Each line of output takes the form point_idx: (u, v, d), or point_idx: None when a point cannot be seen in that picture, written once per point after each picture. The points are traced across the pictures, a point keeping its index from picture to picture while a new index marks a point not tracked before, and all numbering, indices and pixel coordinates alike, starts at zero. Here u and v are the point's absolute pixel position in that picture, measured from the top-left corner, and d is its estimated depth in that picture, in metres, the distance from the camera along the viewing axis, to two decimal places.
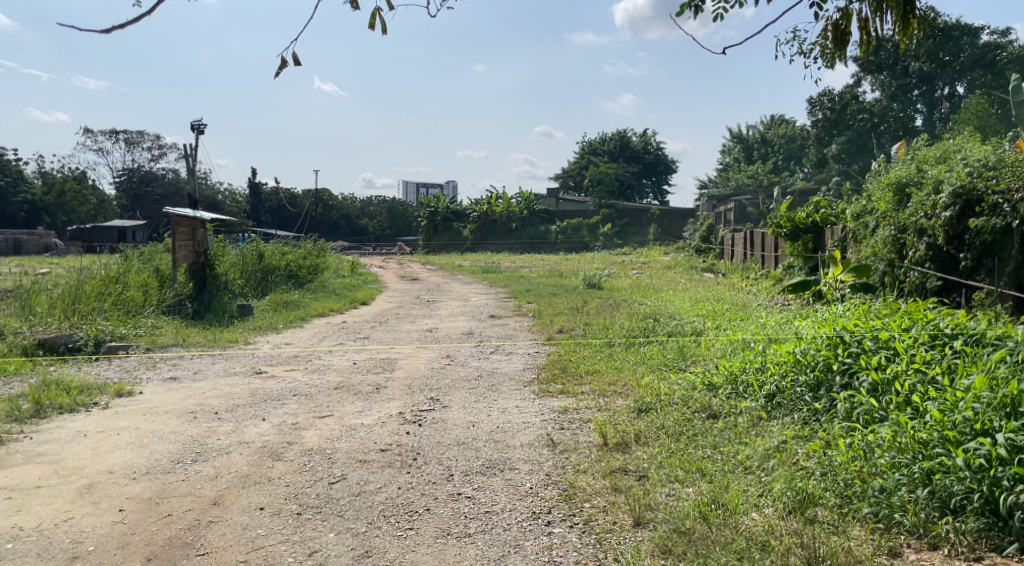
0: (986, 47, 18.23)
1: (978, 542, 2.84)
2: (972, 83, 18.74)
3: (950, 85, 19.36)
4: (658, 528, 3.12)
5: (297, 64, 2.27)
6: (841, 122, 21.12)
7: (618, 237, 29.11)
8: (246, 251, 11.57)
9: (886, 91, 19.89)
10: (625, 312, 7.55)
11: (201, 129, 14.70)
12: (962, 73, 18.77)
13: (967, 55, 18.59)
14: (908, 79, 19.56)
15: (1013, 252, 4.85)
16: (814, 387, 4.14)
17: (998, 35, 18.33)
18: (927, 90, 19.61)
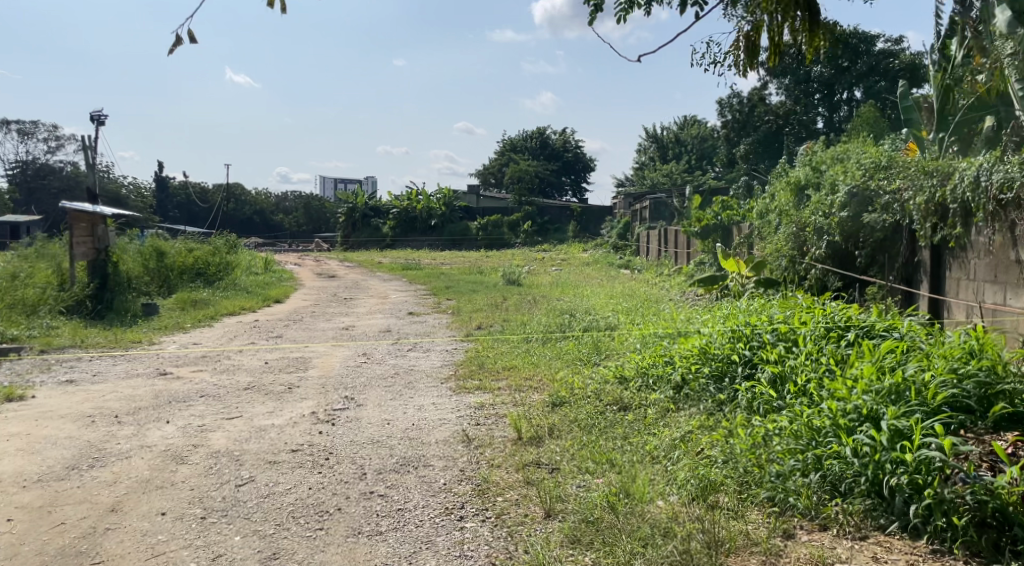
0: (880, 55, 19.23)
1: (863, 521, 3.04)
2: (868, 90, 19.50)
3: (849, 89, 20.02)
4: (567, 518, 3.19)
5: (194, 40, 2.37)
6: (750, 123, 21.91)
7: (540, 234, 29.42)
8: (145, 249, 11.13)
9: (791, 93, 20.74)
10: (544, 307, 7.66)
11: (101, 118, 14.03)
12: (860, 79, 19.47)
13: (864, 63, 19.16)
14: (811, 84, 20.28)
15: (902, 248, 5.34)
16: (718, 378, 4.31)
17: (892, 43, 19.44)
18: (827, 95, 20.42)
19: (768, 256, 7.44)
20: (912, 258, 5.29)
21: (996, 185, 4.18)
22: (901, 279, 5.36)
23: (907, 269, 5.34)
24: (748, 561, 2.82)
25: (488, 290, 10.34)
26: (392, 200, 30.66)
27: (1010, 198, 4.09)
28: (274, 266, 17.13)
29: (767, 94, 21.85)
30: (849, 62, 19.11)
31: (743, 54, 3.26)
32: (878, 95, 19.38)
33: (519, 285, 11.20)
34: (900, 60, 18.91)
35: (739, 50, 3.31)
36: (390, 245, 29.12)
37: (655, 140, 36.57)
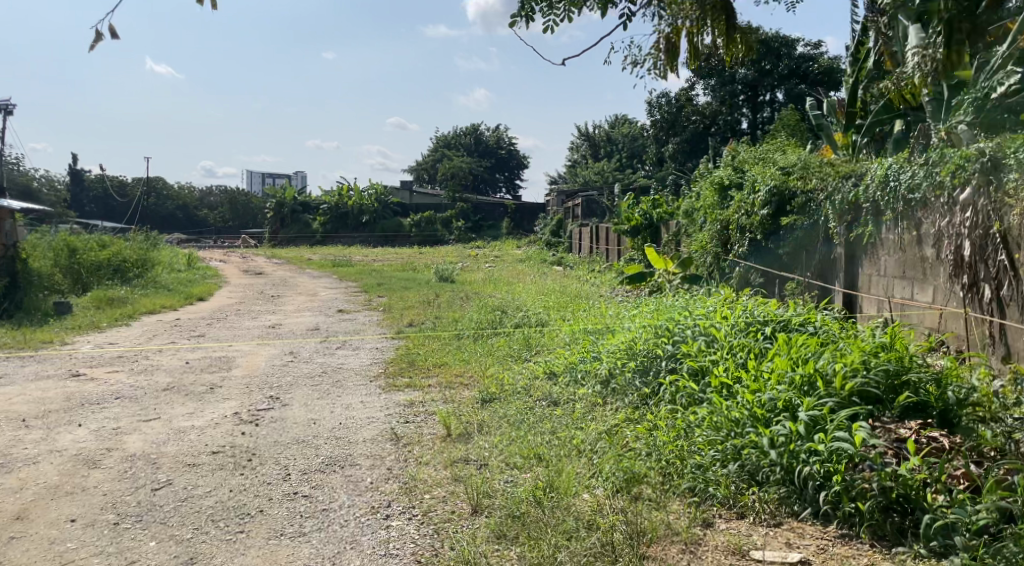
0: (801, 59, 19.74)
1: (779, 509, 3.16)
2: (789, 92, 20.05)
3: (771, 92, 20.58)
4: (494, 514, 3.21)
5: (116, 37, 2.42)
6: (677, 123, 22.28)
7: (474, 231, 29.36)
8: (56, 246, 10.65)
9: (716, 94, 21.07)
10: (476, 303, 7.68)
11: (7, 106, 13.29)
12: (781, 82, 20.00)
13: (785, 65, 19.75)
14: (735, 86, 20.56)
15: (819, 246, 5.81)
16: (643, 372, 4.41)
17: (811, 48, 20.01)
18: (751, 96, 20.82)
19: (695, 253, 7.64)
20: (827, 255, 5.78)
21: (905, 185, 4.74)
22: (817, 275, 5.87)
23: (823, 265, 5.84)
24: (668, 550, 2.89)
25: (420, 288, 10.26)
26: (323, 195, 30.00)
27: (917, 197, 4.65)
28: (197, 264, 16.58)
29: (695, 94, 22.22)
30: (771, 65, 19.58)
31: (664, 55, 3.34)
32: (799, 97, 19.96)
33: (452, 281, 11.18)
34: (818, 63, 19.53)
35: (661, 52, 3.39)
36: (321, 242, 28.52)
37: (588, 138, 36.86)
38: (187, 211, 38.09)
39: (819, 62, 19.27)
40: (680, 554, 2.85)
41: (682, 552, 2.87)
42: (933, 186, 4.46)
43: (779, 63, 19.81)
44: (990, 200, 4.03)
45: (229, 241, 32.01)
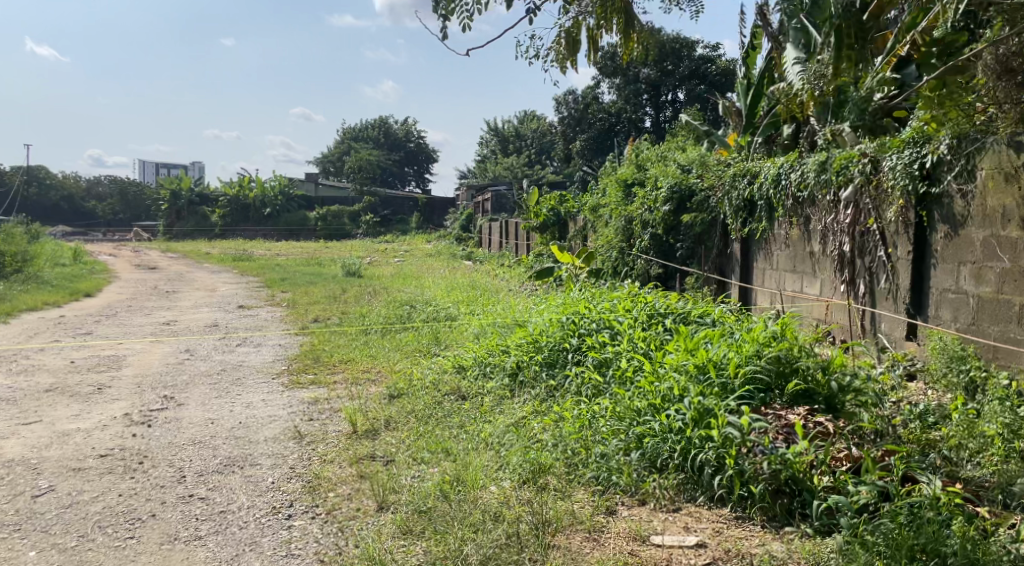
0: (700, 60, 20.32)
1: (678, 493, 3.29)
2: (690, 92, 20.63)
3: (671, 90, 20.89)
4: (400, 510, 3.18)
5: None
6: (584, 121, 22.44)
7: (383, 225, 28.85)
8: None
9: (620, 94, 21.47)
10: (383, 298, 7.58)
11: None
12: (682, 83, 20.50)
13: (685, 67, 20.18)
14: (638, 85, 21.00)
15: (717, 241, 6.21)
16: (550, 366, 4.50)
17: (710, 50, 20.74)
18: (653, 95, 21.13)
19: (600, 248, 7.82)
20: (724, 250, 6.21)
21: (794, 183, 5.09)
22: (714, 268, 6.29)
23: (719, 259, 6.26)
24: (572, 539, 2.95)
25: (326, 283, 9.98)
26: (223, 187, 28.65)
27: (805, 196, 5.01)
28: (84, 257, 15.59)
29: (602, 92, 22.68)
30: (673, 65, 20.08)
31: (564, 48, 3.41)
32: (699, 97, 20.61)
33: (360, 276, 10.98)
34: (716, 65, 20.27)
35: (560, 45, 3.44)
36: (221, 236, 27.28)
37: (496, 133, 36.80)
38: (72, 202, 35.58)
39: (717, 64, 19.94)
40: (584, 542, 2.91)
41: (586, 540, 2.93)
42: (819, 185, 4.82)
43: (679, 64, 20.41)
44: (871, 198, 4.45)
45: (120, 234, 30.22)
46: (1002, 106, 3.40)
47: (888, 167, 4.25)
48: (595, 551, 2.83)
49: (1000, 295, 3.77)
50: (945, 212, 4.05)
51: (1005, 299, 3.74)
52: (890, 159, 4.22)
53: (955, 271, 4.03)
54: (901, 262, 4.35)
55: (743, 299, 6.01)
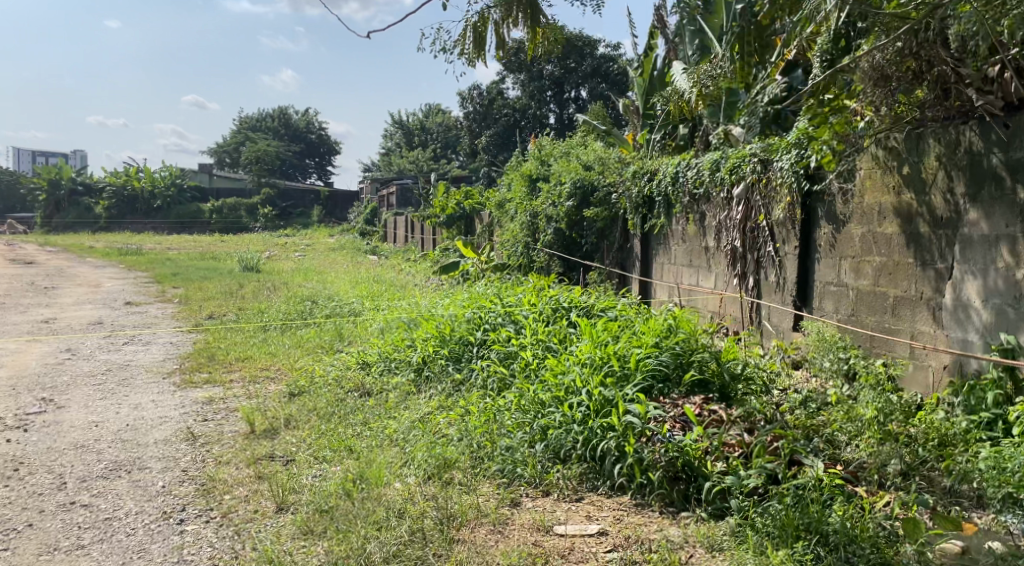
0: (601, 59, 20.79)
1: (581, 484, 3.37)
2: (592, 90, 21.00)
3: (575, 88, 21.23)
4: (300, 510, 3.09)
5: None
6: (489, 116, 22.45)
7: (282, 218, 27.86)
8: None
9: (526, 89, 21.60)
10: (284, 294, 7.33)
11: None
12: (584, 81, 20.87)
13: (588, 65, 20.60)
14: (542, 81, 21.18)
15: (618, 236, 6.45)
16: (456, 360, 4.50)
17: (612, 50, 21.23)
18: (558, 92, 21.41)
19: (505, 243, 7.87)
20: (624, 245, 6.46)
21: (690, 180, 5.32)
22: (615, 263, 6.54)
23: (620, 254, 6.51)
24: (477, 532, 2.95)
25: (222, 278, 9.58)
26: (108, 177, 26.90)
27: (701, 192, 5.24)
28: None
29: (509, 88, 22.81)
30: (575, 63, 20.41)
31: (471, 44, 3.40)
32: (600, 96, 21.13)
33: (258, 271, 10.58)
34: (618, 65, 20.78)
35: (466, 40, 3.44)
36: (106, 229, 25.62)
37: (402, 126, 36.35)
38: None
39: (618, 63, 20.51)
40: (489, 535, 2.93)
41: (491, 532, 2.95)
42: (714, 182, 5.05)
43: (581, 62, 20.86)
44: (761, 197, 4.70)
45: None
46: (879, 111, 3.75)
47: (778, 165, 4.45)
48: (499, 544, 2.85)
49: (876, 288, 4.06)
50: (828, 210, 4.34)
51: (880, 292, 4.03)
52: (779, 159, 4.46)
53: (837, 265, 4.31)
54: (788, 257, 4.63)
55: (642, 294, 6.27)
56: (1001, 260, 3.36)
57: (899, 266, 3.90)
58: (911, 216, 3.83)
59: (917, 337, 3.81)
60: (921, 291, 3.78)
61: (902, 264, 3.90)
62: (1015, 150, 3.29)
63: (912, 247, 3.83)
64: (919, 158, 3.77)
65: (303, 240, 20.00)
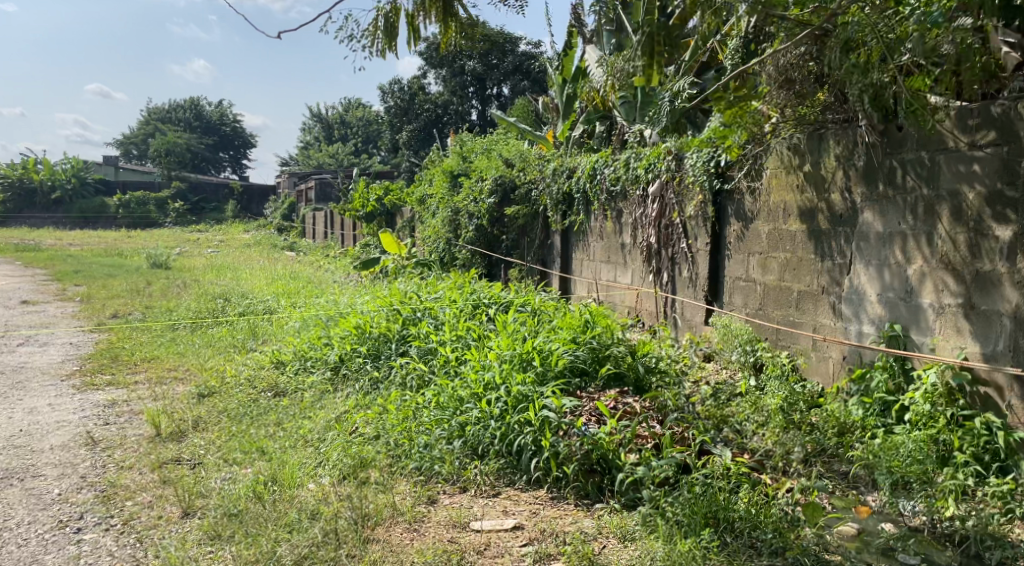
0: (522, 57, 20.85)
1: (498, 479, 3.39)
2: (514, 88, 21.07)
3: (498, 85, 21.27)
4: (207, 514, 3.00)
5: None
6: (411, 112, 22.16)
7: (196, 214, 26.82)
8: None
9: (447, 85, 21.41)
10: (194, 291, 7.09)
11: None
12: (506, 78, 20.91)
13: (509, 62, 20.67)
14: (464, 77, 21.09)
15: (538, 234, 6.56)
16: (374, 358, 4.46)
17: (533, 47, 21.35)
18: (479, 89, 21.34)
19: (427, 239, 7.86)
20: (544, 242, 6.57)
21: (608, 178, 5.43)
22: (536, 259, 6.64)
23: (541, 251, 6.62)
24: (393, 531, 2.93)
25: (128, 275, 9.16)
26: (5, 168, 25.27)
27: (619, 190, 5.36)
28: None
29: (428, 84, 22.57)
30: (497, 60, 20.44)
31: (383, 34, 3.36)
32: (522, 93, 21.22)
33: (168, 268, 10.18)
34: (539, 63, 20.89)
35: (377, 30, 3.40)
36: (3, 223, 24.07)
37: (324, 120, 35.57)
38: None
39: (538, 61, 20.64)
40: (404, 533, 2.91)
41: (406, 530, 2.93)
42: (631, 180, 5.17)
43: (503, 59, 20.88)
44: (675, 194, 4.85)
45: None
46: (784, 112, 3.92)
47: (690, 164, 4.60)
48: (415, 542, 2.83)
49: (782, 283, 4.23)
50: (737, 209, 4.52)
51: (785, 286, 4.21)
52: (692, 158, 4.61)
53: (745, 261, 4.48)
54: (700, 253, 4.79)
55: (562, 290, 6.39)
56: (894, 257, 3.55)
57: (803, 262, 4.08)
58: (813, 214, 4.01)
59: (819, 330, 3.99)
60: (823, 286, 3.97)
61: (805, 259, 4.08)
62: (906, 152, 3.47)
63: (814, 243, 4.01)
64: (818, 158, 3.94)
65: (216, 237, 19.33)
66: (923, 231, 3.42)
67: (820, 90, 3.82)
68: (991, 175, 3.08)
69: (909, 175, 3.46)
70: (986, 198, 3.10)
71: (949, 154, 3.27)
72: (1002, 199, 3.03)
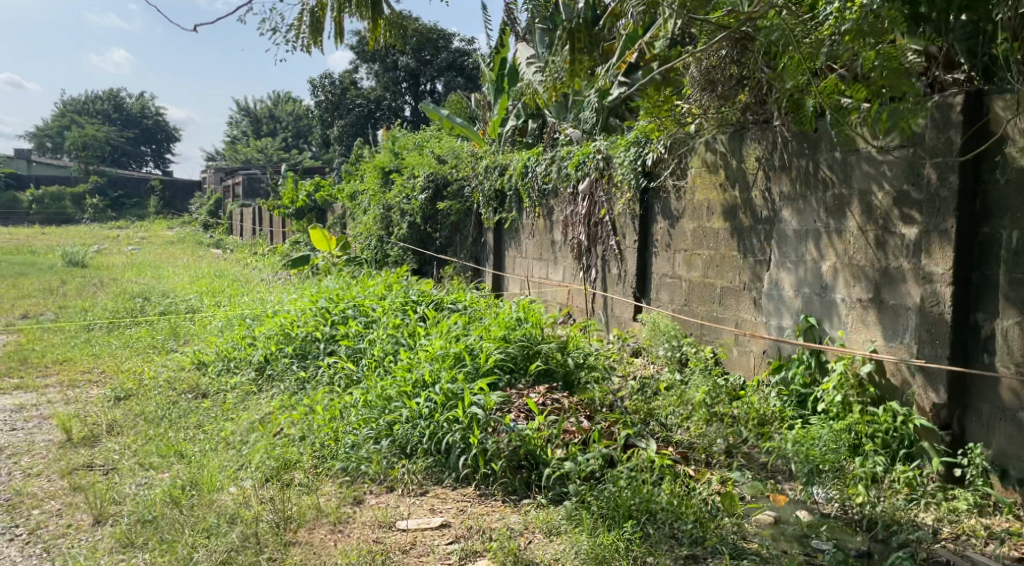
0: (456, 54, 20.82)
1: (426, 477, 3.37)
2: (449, 84, 21.04)
3: (432, 81, 21.20)
4: (120, 521, 2.90)
5: None
6: (342, 106, 21.17)
7: (120, 211, 25.79)
8: None
9: (379, 81, 21.13)
10: (111, 291, 6.82)
11: None
12: (440, 74, 20.84)
13: (443, 58, 20.64)
14: (397, 72, 20.92)
15: (471, 232, 6.64)
16: (300, 358, 4.39)
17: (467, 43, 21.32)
18: (413, 85, 21.27)
19: (359, 236, 7.81)
20: (478, 239, 6.64)
21: (539, 176, 5.48)
22: (470, 256, 6.72)
23: (474, 248, 6.70)
24: (316, 533, 2.88)
25: (41, 274, 8.76)
26: None
27: (549, 188, 5.41)
28: None
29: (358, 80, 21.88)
30: (430, 55, 20.38)
31: (307, 28, 3.30)
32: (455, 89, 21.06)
33: (83, 267, 9.77)
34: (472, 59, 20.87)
35: (302, 25, 3.34)
36: None
37: (251, 115, 34.60)
38: None
39: (472, 57, 20.71)
40: (328, 534, 2.87)
41: (330, 532, 2.89)
42: (561, 178, 5.22)
43: (437, 54, 20.84)
44: (604, 192, 4.93)
45: None
46: (707, 113, 4.01)
47: (618, 163, 4.68)
48: (338, 543, 2.79)
49: (706, 279, 4.34)
50: (663, 206, 4.62)
51: (709, 283, 4.31)
52: (620, 156, 4.69)
53: (672, 258, 4.58)
54: (628, 250, 4.88)
55: (496, 286, 6.49)
56: (810, 255, 3.67)
57: (726, 259, 4.19)
58: (735, 213, 4.11)
59: (741, 325, 4.11)
60: (745, 283, 4.08)
61: (728, 257, 4.18)
62: (821, 153, 3.59)
63: (737, 241, 4.12)
64: (740, 158, 4.05)
65: (137, 234, 18.61)
66: (837, 229, 3.54)
67: (741, 92, 3.93)
68: (898, 176, 3.21)
69: (823, 175, 3.58)
70: (894, 198, 3.22)
71: (860, 156, 3.39)
72: (908, 199, 3.16)
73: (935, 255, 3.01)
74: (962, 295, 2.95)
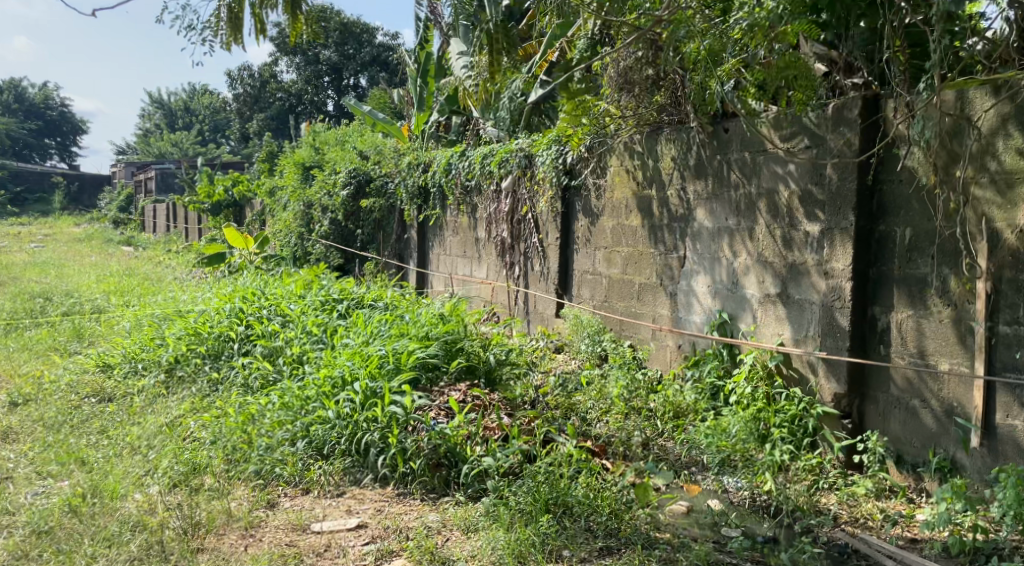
0: (380, 49, 20.06)
1: (343, 478, 3.33)
2: (372, 80, 19.98)
3: (355, 76, 20.04)
4: (14, 533, 2.75)
5: None
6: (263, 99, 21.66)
7: (27, 206, 24.44)
8: None
9: (301, 73, 20.38)
10: (10, 291, 6.47)
11: None
12: (364, 68, 20.06)
13: (367, 52, 19.81)
14: (318, 66, 19.94)
15: (395, 229, 6.60)
16: (213, 359, 4.28)
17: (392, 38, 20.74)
18: (336, 78, 20.09)
19: (279, 233, 7.65)
20: (401, 237, 6.62)
21: (463, 173, 5.48)
22: (393, 253, 6.69)
23: (398, 244, 6.66)
24: (226, 538, 2.80)
25: None
26: None
27: (473, 185, 5.42)
28: None
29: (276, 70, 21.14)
30: (352, 50, 19.60)
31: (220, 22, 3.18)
32: (378, 82, 20.01)
33: None
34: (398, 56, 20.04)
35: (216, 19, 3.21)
36: None
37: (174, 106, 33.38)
38: None
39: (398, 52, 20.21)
40: (238, 539, 2.80)
41: (242, 537, 2.82)
42: (484, 175, 5.23)
43: (360, 48, 20.02)
44: (527, 190, 4.97)
45: None
46: (626, 113, 4.08)
47: (540, 161, 4.71)
48: (249, 549, 2.72)
49: (625, 276, 4.42)
50: (584, 204, 4.69)
51: (628, 279, 4.40)
52: (542, 155, 4.72)
53: (593, 255, 4.64)
54: (551, 246, 4.93)
55: (420, 283, 6.48)
56: (723, 252, 3.78)
57: (644, 255, 4.28)
58: (653, 211, 4.20)
59: (658, 320, 4.20)
60: (662, 279, 4.17)
61: (646, 253, 4.27)
62: (731, 153, 3.69)
63: (655, 237, 4.21)
64: (656, 158, 4.14)
65: (39, 232, 17.00)
66: (747, 227, 3.65)
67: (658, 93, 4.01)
68: (802, 176, 3.33)
69: (734, 175, 3.69)
70: (798, 197, 3.34)
71: (767, 156, 3.50)
72: (811, 198, 3.28)
73: (836, 251, 3.13)
74: (860, 289, 3.08)
